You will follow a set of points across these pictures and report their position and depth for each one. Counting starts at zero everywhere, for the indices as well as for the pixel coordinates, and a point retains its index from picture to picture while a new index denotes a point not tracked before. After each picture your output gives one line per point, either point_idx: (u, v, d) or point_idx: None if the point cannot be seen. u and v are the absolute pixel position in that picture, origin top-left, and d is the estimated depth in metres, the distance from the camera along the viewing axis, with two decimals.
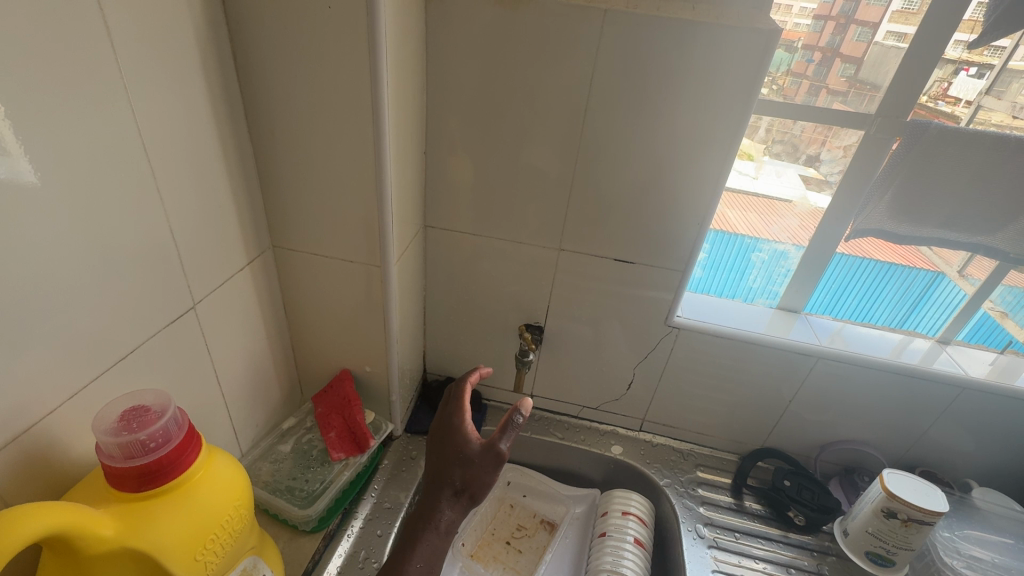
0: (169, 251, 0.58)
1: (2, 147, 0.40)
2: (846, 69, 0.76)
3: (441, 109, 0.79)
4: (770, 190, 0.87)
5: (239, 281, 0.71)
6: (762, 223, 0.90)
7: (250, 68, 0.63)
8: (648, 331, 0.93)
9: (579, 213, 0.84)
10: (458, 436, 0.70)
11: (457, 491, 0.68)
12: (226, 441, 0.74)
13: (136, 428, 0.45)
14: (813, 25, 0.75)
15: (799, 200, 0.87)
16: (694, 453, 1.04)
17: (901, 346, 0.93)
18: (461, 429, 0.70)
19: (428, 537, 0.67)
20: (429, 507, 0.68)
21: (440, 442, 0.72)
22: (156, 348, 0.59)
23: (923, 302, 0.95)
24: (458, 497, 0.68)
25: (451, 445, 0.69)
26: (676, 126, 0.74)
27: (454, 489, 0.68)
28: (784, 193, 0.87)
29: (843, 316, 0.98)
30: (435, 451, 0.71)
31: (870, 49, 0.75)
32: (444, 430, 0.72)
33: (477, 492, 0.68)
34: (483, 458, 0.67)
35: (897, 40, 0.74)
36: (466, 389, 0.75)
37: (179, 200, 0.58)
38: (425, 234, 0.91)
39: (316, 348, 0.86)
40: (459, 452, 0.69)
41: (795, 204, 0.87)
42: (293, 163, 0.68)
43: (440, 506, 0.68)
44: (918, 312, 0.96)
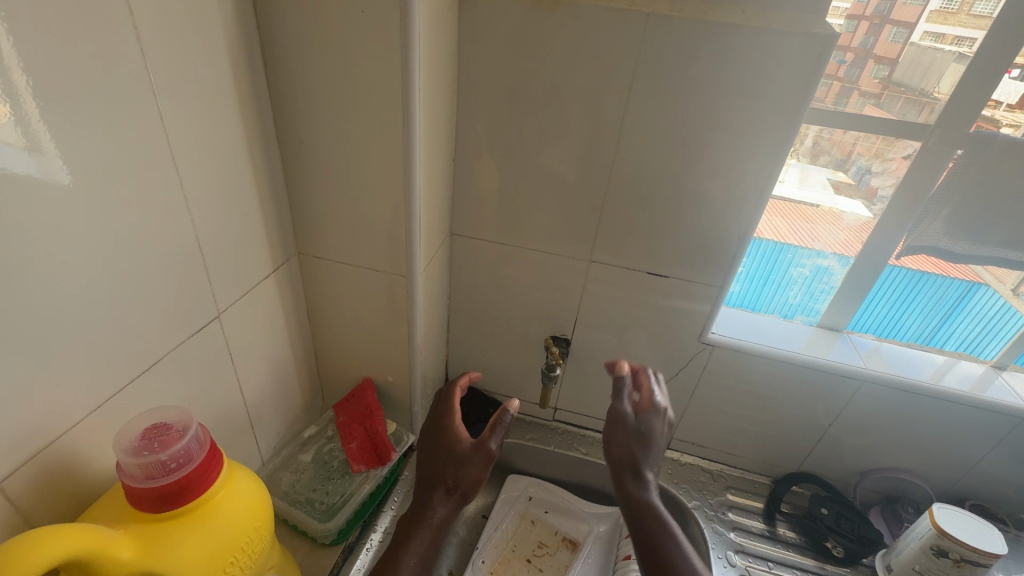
0: (196, 260, 0.57)
1: (37, 147, 0.40)
2: (879, 71, 0.72)
3: (471, 116, 0.77)
4: (796, 195, 0.82)
5: (265, 289, 0.70)
6: (788, 228, 0.85)
7: (279, 74, 0.61)
8: (680, 348, 0.89)
9: (611, 224, 0.81)
10: (450, 437, 0.71)
11: (449, 489, 0.66)
12: (248, 451, 0.73)
13: (157, 449, 0.43)
14: (846, 26, 0.70)
15: (824, 205, 0.82)
16: (724, 474, 0.99)
17: (946, 369, 0.88)
18: (452, 429, 0.71)
19: (422, 534, 0.63)
20: (420, 507, 0.66)
21: (430, 444, 0.72)
22: (181, 358, 0.58)
23: (956, 313, 0.89)
24: (450, 495, 0.66)
25: (444, 444, 0.70)
26: (716, 136, 0.70)
27: (446, 486, 0.66)
28: (808, 197, 0.82)
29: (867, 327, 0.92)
30: (426, 453, 0.71)
31: (905, 51, 0.71)
32: (434, 432, 0.73)
33: (469, 490, 0.67)
34: (474, 455, 0.68)
35: (933, 40, 0.70)
36: (454, 393, 0.77)
37: (206, 208, 0.57)
38: (451, 242, 0.89)
39: (339, 356, 0.85)
40: (451, 451, 0.69)
41: (819, 209, 0.83)
42: (322, 171, 0.67)
43: (431, 504, 0.65)
44: (950, 323, 0.90)
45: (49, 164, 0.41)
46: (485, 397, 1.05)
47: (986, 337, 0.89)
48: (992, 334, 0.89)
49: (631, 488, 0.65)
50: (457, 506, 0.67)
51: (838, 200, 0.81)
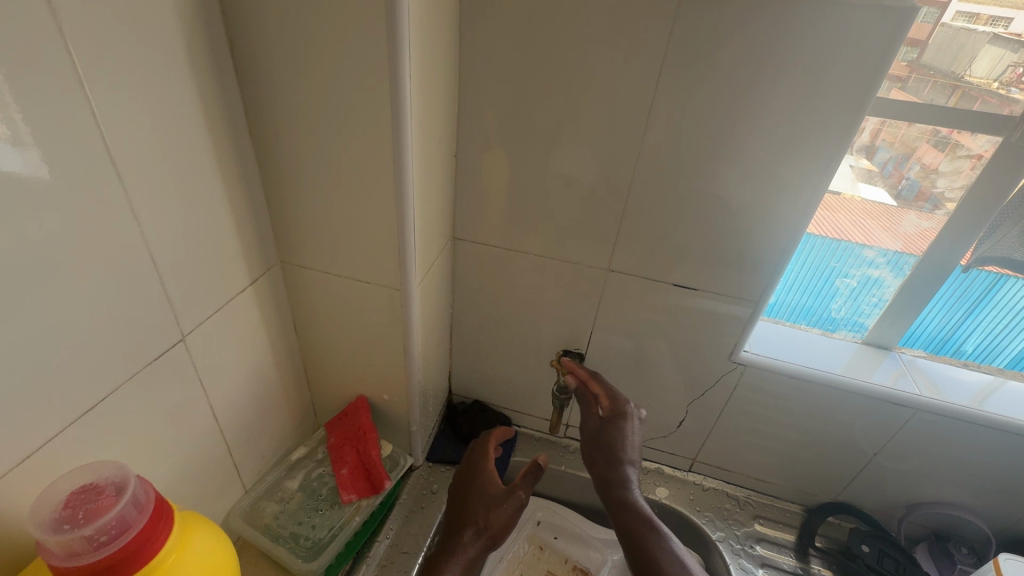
0: (153, 277, 0.49)
1: (20, 139, 0.36)
2: (908, 54, 0.59)
3: (476, 107, 0.68)
4: None
5: (241, 303, 0.62)
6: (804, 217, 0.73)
7: (249, 58, 0.52)
8: (707, 365, 0.80)
9: (633, 229, 0.71)
10: (484, 478, 0.70)
11: (479, 529, 0.64)
12: (227, 480, 0.66)
13: (81, 521, 0.36)
14: None
15: (848, 191, 0.71)
16: (751, 501, 0.91)
17: (993, 389, 0.77)
18: (486, 472, 0.70)
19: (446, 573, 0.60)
20: (446, 548, 0.63)
21: (463, 486, 0.71)
22: (140, 389, 0.51)
23: (981, 305, 0.75)
24: (479, 536, 0.64)
25: (476, 485, 0.69)
26: (761, 130, 0.60)
27: (475, 528, 0.64)
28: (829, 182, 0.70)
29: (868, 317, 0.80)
30: (458, 494, 0.70)
31: (933, 32, 0.59)
32: (468, 474, 0.72)
33: (498, 535, 0.65)
34: (507, 500, 0.66)
35: (965, 20, 0.60)
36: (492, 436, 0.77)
37: (165, 218, 0.49)
38: (453, 246, 0.81)
39: (330, 372, 0.78)
40: (483, 493, 0.67)
41: (842, 195, 0.71)
42: (302, 170, 0.58)
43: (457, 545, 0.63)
44: (974, 316, 0.76)
45: (33, 159, 0.37)
46: (491, 411, 0.97)
47: (1011, 331, 0.76)
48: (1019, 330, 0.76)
49: (614, 489, 0.68)
50: (484, 551, 0.64)
51: (860, 187, 0.70)
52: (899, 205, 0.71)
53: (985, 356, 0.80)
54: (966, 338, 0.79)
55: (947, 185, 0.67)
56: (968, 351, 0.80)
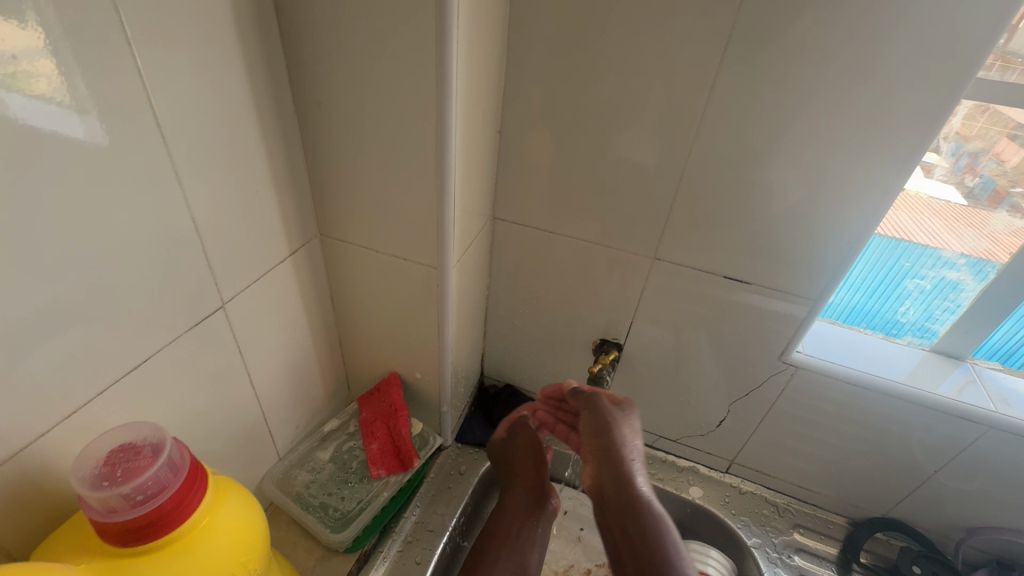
0: (195, 244, 0.50)
1: (83, 107, 0.37)
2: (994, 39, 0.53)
3: (523, 81, 0.65)
4: None
5: (279, 275, 0.62)
6: None
7: (295, 26, 0.51)
8: (755, 364, 0.76)
9: (683, 217, 0.67)
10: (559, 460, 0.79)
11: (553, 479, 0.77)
12: (262, 447, 0.68)
13: (119, 480, 0.37)
14: None
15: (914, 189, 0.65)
16: (792, 509, 0.86)
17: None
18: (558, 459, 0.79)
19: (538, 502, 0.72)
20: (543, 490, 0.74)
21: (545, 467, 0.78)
22: (179, 353, 0.52)
23: None
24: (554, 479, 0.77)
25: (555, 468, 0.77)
26: (837, 114, 0.55)
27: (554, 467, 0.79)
28: None
29: (905, 302, 0.73)
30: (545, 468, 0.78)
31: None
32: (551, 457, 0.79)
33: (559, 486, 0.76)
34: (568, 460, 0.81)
35: None
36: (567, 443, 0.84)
37: (208, 187, 0.49)
38: (492, 227, 0.78)
39: (364, 347, 0.78)
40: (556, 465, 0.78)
41: (908, 195, 0.66)
42: (345, 141, 0.57)
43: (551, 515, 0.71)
44: None
45: (92, 126, 0.38)
46: (522, 396, 0.95)
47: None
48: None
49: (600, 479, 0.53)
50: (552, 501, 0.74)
51: (926, 185, 0.65)
52: (968, 205, 0.65)
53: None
54: None
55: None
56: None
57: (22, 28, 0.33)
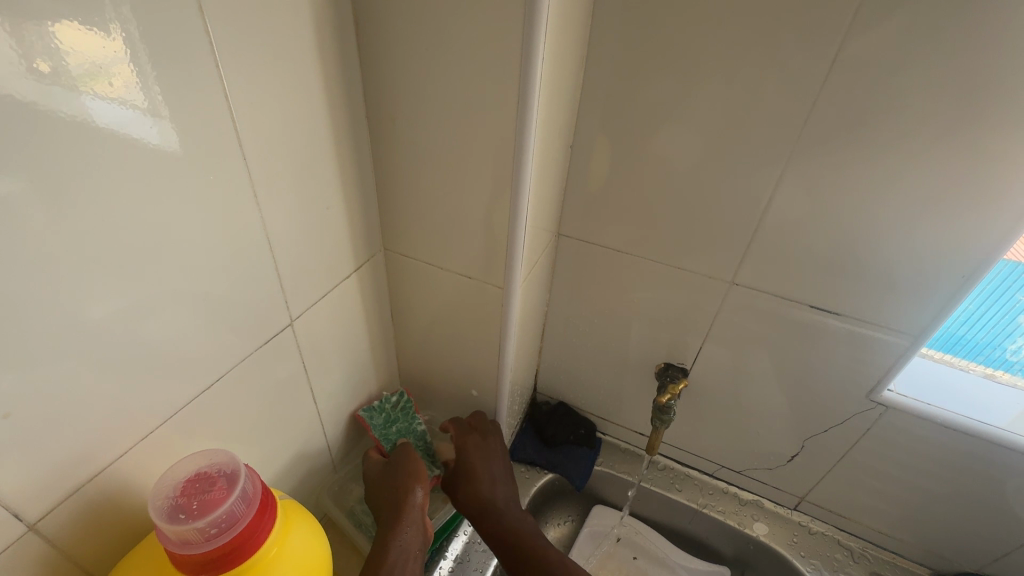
0: (267, 263, 0.49)
1: (157, 112, 0.36)
2: None
3: (600, 94, 0.61)
4: None
5: (345, 291, 0.62)
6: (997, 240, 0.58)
7: (374, 41, 0.50)
8: (836, 400, 0.70)
9: (766, 241, 0.62)
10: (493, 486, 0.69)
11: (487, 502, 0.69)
12: (320, 460, 0.68)
13: (195, 513, 0.36)
14: None
15: None
16: (866, 554, 0.80)
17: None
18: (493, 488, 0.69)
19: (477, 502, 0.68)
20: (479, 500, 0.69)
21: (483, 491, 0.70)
22: (249, 372, 0.51)
23: None
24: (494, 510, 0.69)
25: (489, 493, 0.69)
26: (952, 138, 0.49)
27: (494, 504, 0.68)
28: None
29: (1021, 343, 0.65)
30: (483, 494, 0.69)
31: None
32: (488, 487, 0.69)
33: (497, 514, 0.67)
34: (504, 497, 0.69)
35: None
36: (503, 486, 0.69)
37: (284, 207, 0.49)
38: (556, 243, 0.75)
39: (422, 362, 0.77)
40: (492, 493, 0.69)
41: None
42: (418, 159, 0.56)
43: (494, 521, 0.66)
44: None
45: (165, 131, 0.37)
46: (576, 415, 0.92)
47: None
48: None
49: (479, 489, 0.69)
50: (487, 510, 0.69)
51: None
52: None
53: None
54: None
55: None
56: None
57: (106, 37, 0.32)
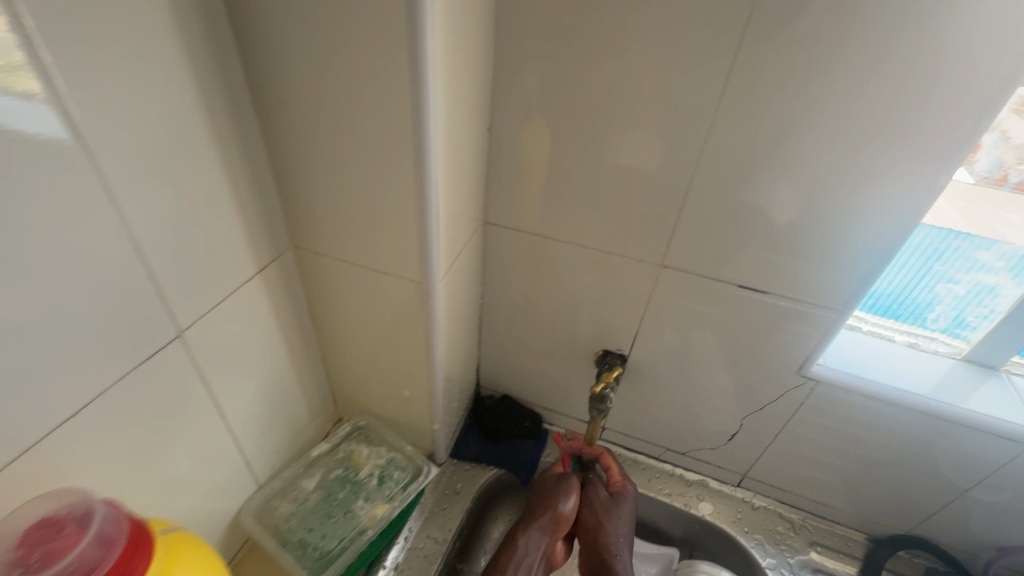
0: (141, 270, 0.44)
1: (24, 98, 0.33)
2: None
3: (513, 74, 0.58)
4: None
5: (247, 294, 0.57)
6: None
7: (250, 18, 0.45)
8: (769, 377, 0.71)
9: (691, 222, 0.61)
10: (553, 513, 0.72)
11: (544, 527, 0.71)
12: (237, 476, 0.63)
13: (41, 564, 0.33)
14: None
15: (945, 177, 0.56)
16: (807, 525, 0.82)
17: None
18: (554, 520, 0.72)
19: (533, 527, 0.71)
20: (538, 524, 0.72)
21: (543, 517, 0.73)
22: (130, 389, 0.47)
23: None
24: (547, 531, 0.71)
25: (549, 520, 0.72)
26: (871, 110, 0.49)
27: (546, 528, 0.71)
28: None
29: (938, 309, 0.67)
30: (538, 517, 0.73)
31: None
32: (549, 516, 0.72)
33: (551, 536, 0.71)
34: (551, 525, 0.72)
35: None
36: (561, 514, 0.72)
37: (155, 205, 0.44)
38: (484, 232, 0.72)
39: (349, 364, 0.73)
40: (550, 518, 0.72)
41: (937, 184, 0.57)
42: (317, 148, 0.51)
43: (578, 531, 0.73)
44: None
45: (49, 121, 0.35)
46: (521, 407, 0.90)
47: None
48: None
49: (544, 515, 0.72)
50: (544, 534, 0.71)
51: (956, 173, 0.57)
52: (975, 182, 0.57)
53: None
54: None
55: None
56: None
57: None
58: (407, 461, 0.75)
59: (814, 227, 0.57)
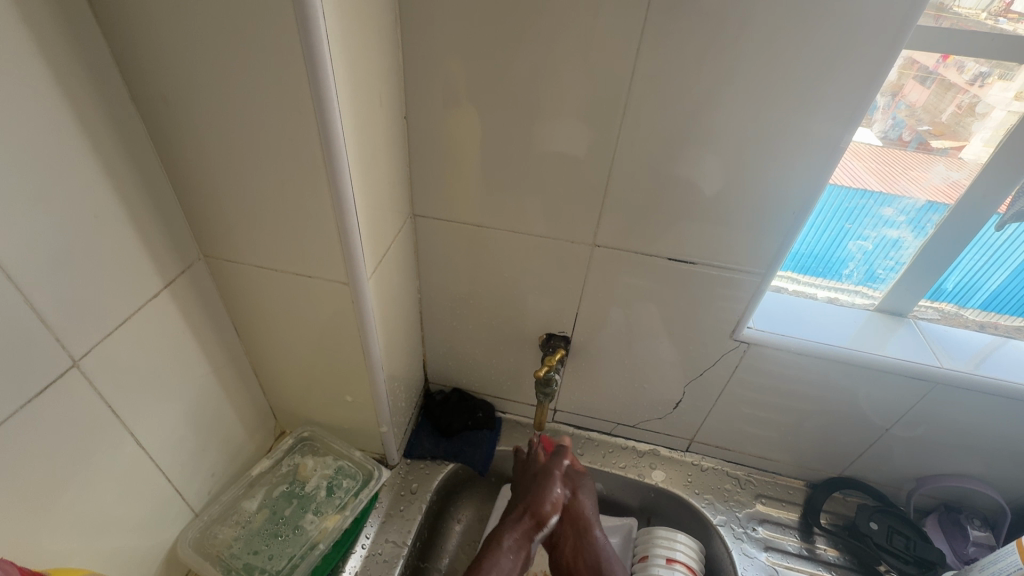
0: (13, 296, 0.39)
1: None
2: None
3: (425, 59, 0.56)
4: None
5: (155, 312, 0.52)
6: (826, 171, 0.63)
7: (114, 7, 0.41)
8: (705, 344, 0.73)
9: (618, 199, 0.62)
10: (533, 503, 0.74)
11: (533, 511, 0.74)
12: (168, 506, 0.59)
13: None
14: None
15: None
16: (752, 480, 0.86)
17: (1001, 352, 0.70)
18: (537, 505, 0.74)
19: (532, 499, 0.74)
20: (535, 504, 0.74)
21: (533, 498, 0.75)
22: (21, 429, 0.42)
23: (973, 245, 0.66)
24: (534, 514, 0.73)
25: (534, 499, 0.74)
26: (778, 75, 0.50)
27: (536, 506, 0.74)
28: None
29: (851, 266, 0.71)
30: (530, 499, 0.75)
31: None
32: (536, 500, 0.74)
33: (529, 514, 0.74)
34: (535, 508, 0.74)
35: None
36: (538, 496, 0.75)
37: (23, 222, 0.39)
38: (413, 224, 0.70)
39: (283, 374, 0.69)
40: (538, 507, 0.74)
41: None
42: (215, 148, 0.47)
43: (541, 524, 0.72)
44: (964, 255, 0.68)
45: None
46: (472, 398, 0.89)
47: (993, 267, 0.68)
48: (1004, 265, 0.67)
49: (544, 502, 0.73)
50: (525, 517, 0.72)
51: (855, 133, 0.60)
52: (884, 145, 0.61)
53: (965, 292, 0.72)
54: (947, 277, 0.70)
55: (934, 122, 0.59)
56: (949, 289, 0.72)
57: None
58: (357, 467, 0.74)
59: (734, 195, 0.59)
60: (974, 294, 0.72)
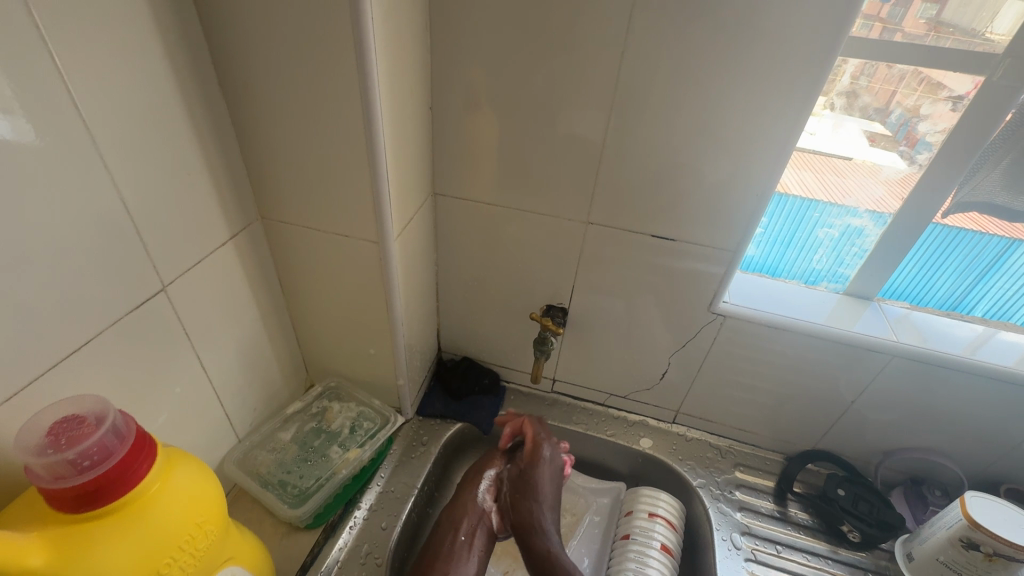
0: (126, 229, 0.51)
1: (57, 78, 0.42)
2: (926, 10, 0.59)
3: (450, 61, 0.67)
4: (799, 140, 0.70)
5: (222, 257, 0.64)
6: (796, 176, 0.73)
7: (213, 12, 0.53)
8: (688, 317, 0.82)
9: (610, 182, 0.72)
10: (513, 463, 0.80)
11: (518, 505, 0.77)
12: (218, 429, 0.70)
13: (63, 446, 0.40)
14: None
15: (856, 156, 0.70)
16: (732, 450, 0.93)
17: (980, 341, 0.76)
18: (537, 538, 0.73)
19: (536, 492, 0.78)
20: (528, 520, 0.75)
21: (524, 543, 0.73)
22: (119, 338, 0.53)
23: (995, 270, 0.75)
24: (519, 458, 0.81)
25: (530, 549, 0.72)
26: (741, 76, 0.60)
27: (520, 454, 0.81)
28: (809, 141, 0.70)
29: (820, 253, 0.80)
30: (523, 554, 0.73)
31: None
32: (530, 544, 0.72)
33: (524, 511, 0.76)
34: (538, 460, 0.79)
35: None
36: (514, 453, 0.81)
37: (136, 173, 0.51)
38: (434, 203, 0.81)
39: (316, 328, 0.80)
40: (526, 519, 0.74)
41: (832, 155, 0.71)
42: (278, 124, 0.59)
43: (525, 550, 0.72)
44: (988, 281, 0.76)
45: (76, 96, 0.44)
46: (479, 366, 0.99)
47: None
48: None
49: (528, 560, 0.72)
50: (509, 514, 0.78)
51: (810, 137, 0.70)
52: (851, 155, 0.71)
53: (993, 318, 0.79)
54: (976, 304, 0.79)
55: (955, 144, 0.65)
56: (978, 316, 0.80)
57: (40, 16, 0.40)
58: (375, 413, 0.85)
59: (708, 179, 0.68)
60: (1001, 321, 0.79)
